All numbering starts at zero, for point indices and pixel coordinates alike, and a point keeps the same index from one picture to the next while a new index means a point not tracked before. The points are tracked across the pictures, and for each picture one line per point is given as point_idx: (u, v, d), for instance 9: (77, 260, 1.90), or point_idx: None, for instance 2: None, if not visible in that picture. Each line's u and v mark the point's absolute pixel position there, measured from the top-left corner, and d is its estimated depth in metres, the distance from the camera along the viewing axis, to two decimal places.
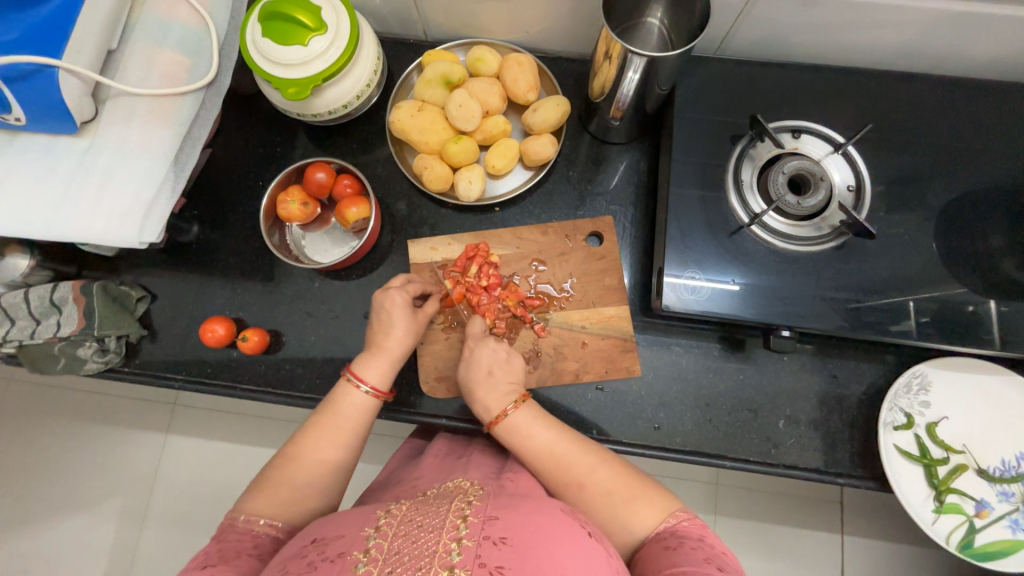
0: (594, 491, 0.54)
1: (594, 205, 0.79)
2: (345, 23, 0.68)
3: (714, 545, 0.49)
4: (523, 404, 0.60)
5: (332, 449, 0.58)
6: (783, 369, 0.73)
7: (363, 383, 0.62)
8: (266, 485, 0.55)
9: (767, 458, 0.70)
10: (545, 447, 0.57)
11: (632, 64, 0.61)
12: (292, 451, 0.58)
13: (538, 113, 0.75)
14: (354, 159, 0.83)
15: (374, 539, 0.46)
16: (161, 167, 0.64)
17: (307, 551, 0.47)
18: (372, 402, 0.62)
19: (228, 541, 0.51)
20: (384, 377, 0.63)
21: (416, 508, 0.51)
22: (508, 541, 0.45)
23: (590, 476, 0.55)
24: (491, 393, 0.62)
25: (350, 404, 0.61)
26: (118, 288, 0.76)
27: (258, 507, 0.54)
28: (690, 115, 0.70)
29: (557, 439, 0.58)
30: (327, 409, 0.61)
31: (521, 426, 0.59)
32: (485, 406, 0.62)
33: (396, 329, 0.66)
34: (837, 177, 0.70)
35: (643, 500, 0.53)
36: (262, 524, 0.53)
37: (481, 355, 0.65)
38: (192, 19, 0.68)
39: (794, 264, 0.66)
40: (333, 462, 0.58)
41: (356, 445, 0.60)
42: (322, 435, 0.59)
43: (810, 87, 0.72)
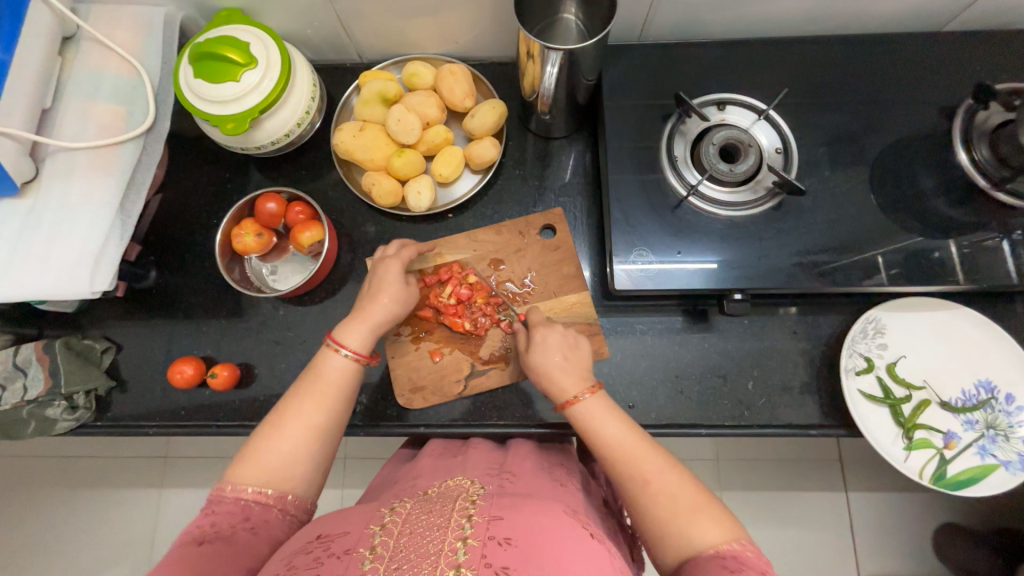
0: (661, 498, 0.50)
1: (545, 199, 0.82)
2: (275, 55, 0.70)
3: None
4: (598, 391, 0.59)
5: (318, 413, 0.57)
6: (746, 332, 0.75)
7: (343, 347, 0.61)
8: (255, 450, 0.54)
9: (742, 420, 0.72)
10: (618, 439, 0.55)
11: (551, 59, 0.63)
12: (277, 416, 0.56)
13: (475, 117, 0.77)
14: (305, 186, 0.84)
15: (379, 537, 0.47)
16: (106, 215, 0.64)
17: (311, 547, 0.48)
18: (352, 365, 0.61)
19: (219, 513, 0.51)
20: (365, 342, 0.63)
21: (419, 507, 0.51)
22: (513, 542, 0.45)
23: (657, 475, 0.52)
24: (566, 375, 0.60)
25: (331, 369, 0.60)
26: (82, 343, 0.76)
27: (244, 477, 0.53)
28: (619, 101, 0.73)
29: (631, 433, 0.55)
30: (309, 374, 0.60)
31: (596, 413, 0.57)
32: (559, 387, 0.61)
33: (382, 295, 0.66)
34: (765, 141, 0.72)
35: (708, 516, 0.48)
36: (250, 492, 0.52)
37: (552, 341, 0.63)
38: (123, 70, 0.69)
39: (737, 229, 0.69)
40: (319, 423, 0.57)
41: (341, 410, 0.59)
42: (305, 400, 0.57)
43: (731, 60, 0.75)
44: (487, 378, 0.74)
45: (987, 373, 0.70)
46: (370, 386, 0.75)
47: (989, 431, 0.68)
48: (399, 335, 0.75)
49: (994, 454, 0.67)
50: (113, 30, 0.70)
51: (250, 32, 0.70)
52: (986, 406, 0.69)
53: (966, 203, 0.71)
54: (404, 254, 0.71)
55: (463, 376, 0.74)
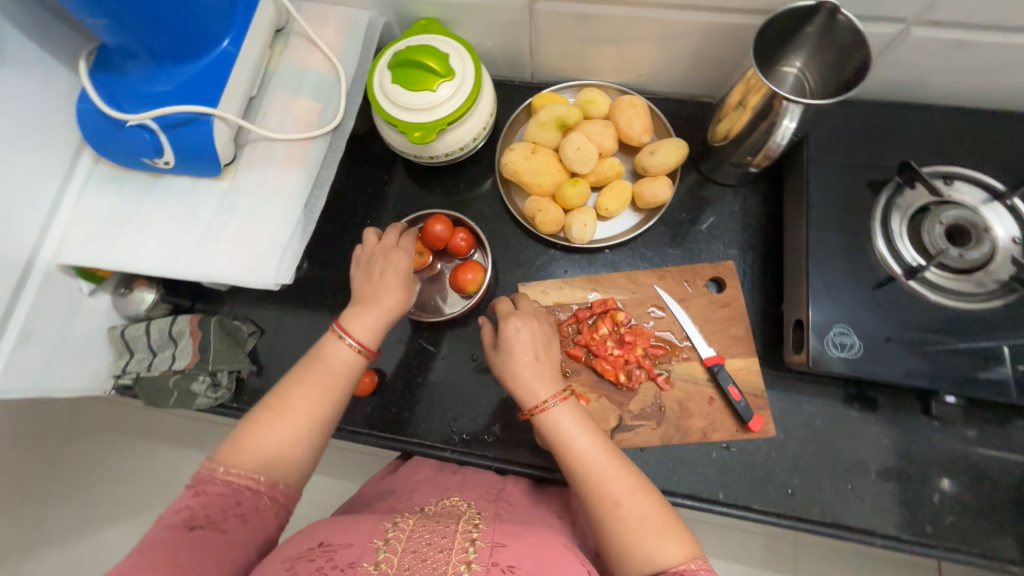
0: (630, 520, 0.49)
1: (711, 247, 0.76)
2: (470, 69, 0.70)
3: None
4: (569, 399, 0.54)
5: (318, 404, 0.54)
6: (935, 435, 0.65)
7: (347, 335, 0.57)
8: (250, 436, 0.52)
9: (921, 536, 0.63)
10: (589, 458, 0.51)
11: (792, 114, 0.59)
12: (276, 402, 0.53)
13: (656, 154, 0.73)
14: (458, 199, 0.83)
15: (383, 553, 0.45)
16: (294, 209, 0.64)
17: (314, 556, 0.45)
18: (355, 357, 0.57)
19: (208, 495, 0.49)
20: (371, 334, 0.58)
21: (422, 525, 0.50)
22: (517, 569, 0.45)
23: (627, 496, 0.50)
24: (539, 378, 0.54)
25: (335, 357, 0.56)
26: (232, 322, 0.77)
27: (235, 460, 0.51)
28: (826, 159, 0.66)
29: (600, 453, 0.52)
30: (313, 358, 0.56)
31: (564, 425, 0.53)
32: (529, 391, 0.54)
33: (390, 289, 0.59)
34: (998, 230, 0.61)
35: (676, 535, 0.48)
36: (239, 478, 0.50)
37: (525, 339, 0.56)
38: (324, 67, 0.70)
39: (957, 322, 0.60)
40: (314, 416, 0.53)
41: (337, 404, 0.55)
42: (305, 388, 0.54)
43: (958, 131, 0.67)
44: (634, 436, 0.67)
45: None
46: (504, 418, 0.72)
47: None
48: None
49: None
50: (321, 28, 0.71)
51: (448, 44, 0.70)
52: None
53: None
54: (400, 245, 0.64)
55: (608, 428, 0.68)
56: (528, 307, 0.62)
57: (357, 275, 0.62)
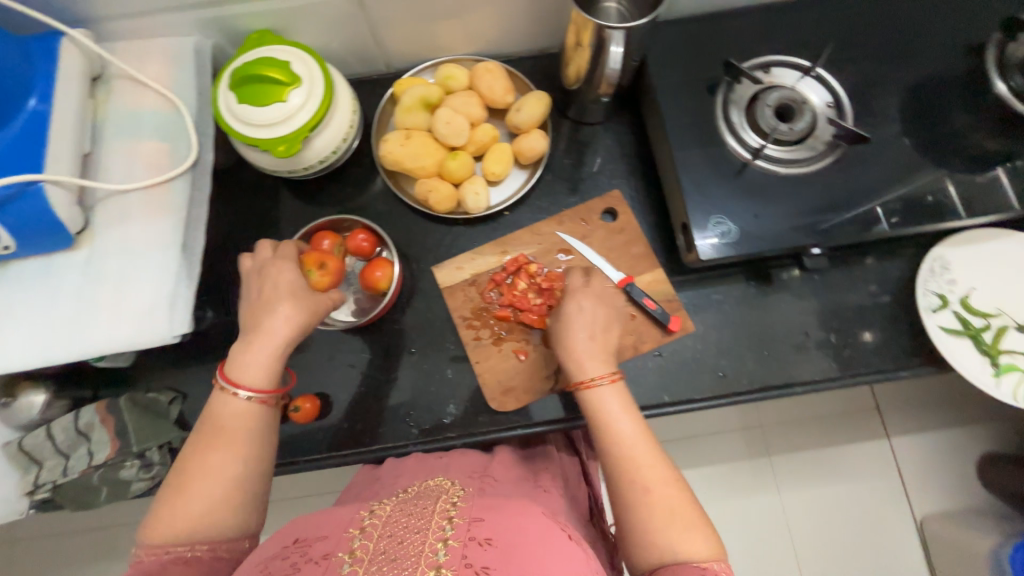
0: (659, 506, 0.51)
1: (597, 183, 0.81)
2: (317, 71, 0.69)
3: None
4: (618, 378, 0.58)
5: (229, 463, 0.51)
6: (818, 287, 0.75)
7: (240, 389, 0.54)
8: (189, 476, 0.50)
9: (830, 373, 0.72)
10: (624, 438, 0.54)
11: (614, 38, 0.64)
12: (197, 441, 0.52)
13: (521, 111, 0.76)
14: (350, 204, 0.82)
15: (359, 540, 0.45)
16: (172, 255, 0.60)
17: (287, 552, 0.46)
18: (255, 408, 0.54)
19: (143, 569, 0.47)
20: (266, 375, 0.55)
21: (400, 509, 0.49)
22: (494, 542, 0.43)
23: (656, 483, 0.52)
24: (592, 355, 0.59)
25: (229, 414, 0.53)
26: (146, 396, 0.71)
27: (160, 536, 0.49)
28: (666, 75, 0.73)
29: (639, 439, 0.54)
30: (204, 421, 0.54)
31: (605, 402, 0.56)
32: (579, 365, 0.59)
33: (281, 308, 0.57)
34: (815, 99, 0.72)
35: (698, 528, 0.50)
36: (169, 551, 0.48)
37: (584, 315, 0.61)
38: (160, 104, 0.67)
39: (803, 186, 0.69)
40: (243, 462, 0.52)
41: (261, 459, 0.54)
42: (207, 453, 0.51)
43: (765, 25, 0.75)
44: None
45: None
46: (458, 397, 0.73)
47: None
48: (479, 338, 0.73)
49: None
50: (143, 65, 0.67)
51: (286, 51, 0.68)
52: None
53: (1011, 133, 0.72)
54: (287, 253, 0.62)
55: (552, 371, 0.72)
56: (598, 288, 0.65)
57: (250, 287, 0.61)
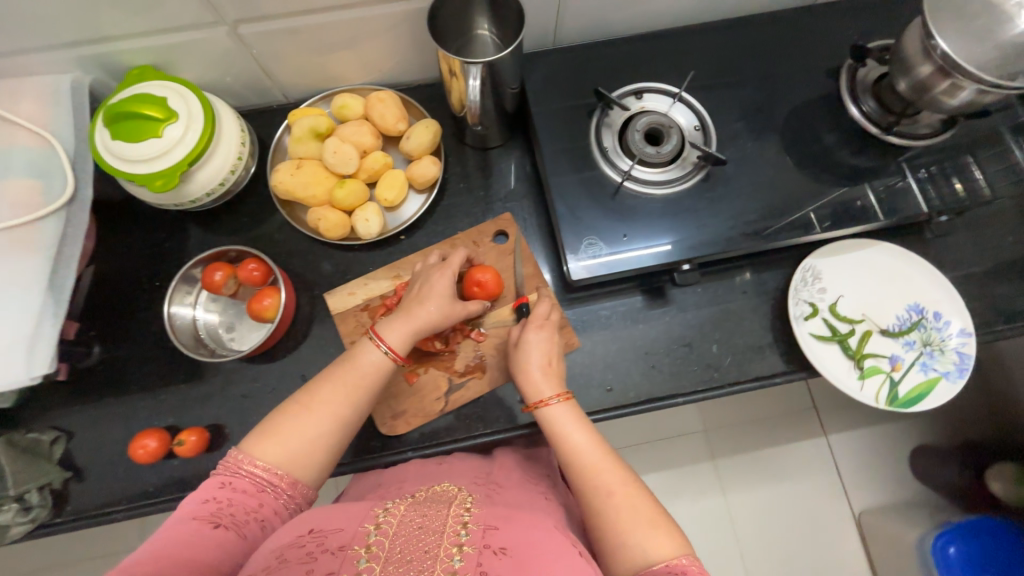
0: (619, 507, 0.53)
1: (491, 206, 0.84)
2: (196, 106, 0.69)
3: None
4: (567, 398, 0.62)
5: (345, 404, 0.57)
6: (702, 299, 0.79)
7: (382, 343, 0.61)
8: (271, 431, 0.55)
9: (712, 382, 0.75)
10: (581, 448, 0.58)
11: (472, 73, 0.66)
12: (305, 398, 0.57)
13: (411, 138, 0.79)
14: (248, 233, 0.82)
15: (375, 536, 0.46)
16: (35, 295, 0.60)
17: (304, 541, 0.46)
18: (388, 363, 0.60)
19: (234, 484, 0.51)
20: (403, 340, 0.62)
21: (412, 510, 0.51)
22: (507, 551, 0.46)
23: (621, 488, 0.55)
24: (545, 378, 0.64)
25: (367, 362, 0.60)
26: (26, 437, 0.70)
27: (263, 452, 0.53)
28: (544, 103, 0.76)
29: (593, 448, 0.58)
30: (344, 360, 0.60)
31: (561, 421, 0.61)
32: (534, 387, 0.64)
33: (431, 303, 0.64)
34: (684, 122, 0.76)
35: (663, 529, 0.52)
36: (262, 469, 0.52)
37: (539, 343, 0.66)
38: (35, 142, 0.67)
39: (672, 205, 0.72)
40: (360, 396, 0.58)
41: (367, 402, 0.59)
42: (337, 386, 0.58)
43: (639, 55, 0.80)
44: (466, 390, 0.73)
45: (913, 296, 0.77)
46: None
47: (926, 348, 0.75)
48: None
49: (934, 368, 0.74)
50: (16, 103, 0.67)
51: (166, 87, 0.69)
52: (919, 326, 0.76)
53: (868, 150, 0.77)
54: (453, 264, 0.69)
55: (442, 393, 0.73)
56: (546, 317, 0.69)
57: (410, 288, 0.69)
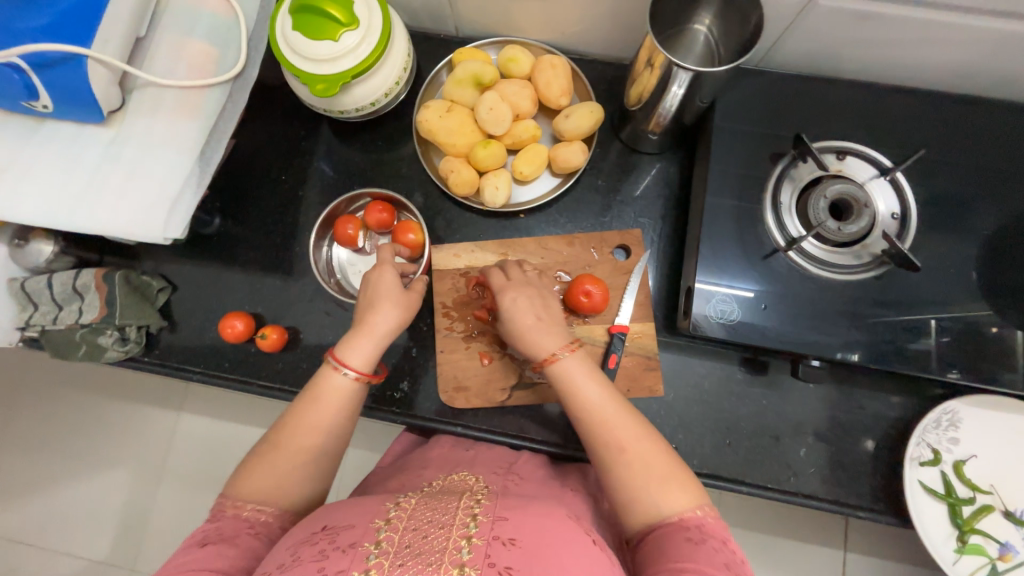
0: (633, 464, 0.49)
1: (621, 214, 0.77)
2: (377, 19, 0.66)
3: (732, 549, 0.45)
4: (578, 349, 0.56)
5: (320, 434, 0.54)
6: (808, 397, 0.71)
7: (346, 368, 0.56)
8: (252, 469, 0.52)
9: (785, 486, 0.69)
10: (594, 403, 0.53)
11: (677, 78, 0.59)
12: (275, 437, 0.53)
13: (570, 119, 0.72)
14: (377, 157, 0.81)
15: (384, 532, 0.44)
16: (185, 160, 0.62)
17: (317, 538, 0.44)
18: (356, 386, 0.56)
19: (220, 524, 0.49)
20: (367, 360, 0.57)
21: (424, 502, 0.48)
22: (518, 543, 0.42)
23: (632, 442, 0.50)
24: (544, 333, 0.57)
25: (330, 389, 0.56)
26: (140, 278, 0.76)
27: (246, 493, 0.51)
28: (730, 128, 0.67)
29: (607, 398, 0.53)
30: (307, 393, 0.56)
31: (574, 375, 0.54)
32: (537, 346, 0.58)
33: (383, 309, 0.59)
34: (882, 205, 0.65)
35: (678, 484, 0.48)
36: (251, 509, 0.50)
37: (523, 303, 0.60)
38: (221, 9, 0.66)
39: (829, 292, 0.63)
40: (331, 426, 0.54)
41: (345, 426, 0.56)
42: (304, 422, 0.54)
43: (858, 107, 0.68)
44: (532, 392, 0.72)
45: None
46: (411, 374, 0.74)
47: None
48: (450, 330, 0.73)
49: None
50: None
51: None
52: None
53: None
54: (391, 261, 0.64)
55: (508, 385, 0.72)
56: (520, 276, 0.65)
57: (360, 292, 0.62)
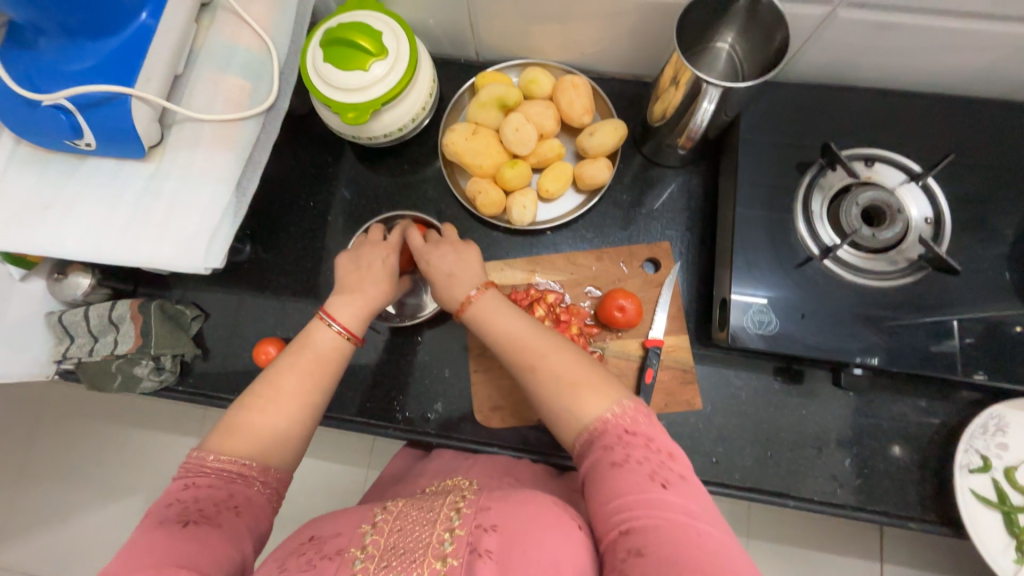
0: (545, 381, 0.51)
1: (648, 228, 0.77)
2: (405, 48, 0.68)
3: (659, 448, 0.45)
4: (488, 290, 0.58)
5: (310, 386, 0.55)
6: (849, 405, 0.69)
7: (334, 321, 0.59)
8: (234, 424, 0.51)
9: (832, 498, 0.67)
10: (511, 334, 0.54)
11: (708, 94, 0.60)
12: (267, 390, 0.53)
13: (594, 136, 0.73)
14: (403, 180, 0.83)
15: (370, 536, 0.44)
16: (224, 191, 0.63)
17: (304, 550, 0.45)
18: (341, 342, 0.58)
19: (199, 486, 0.47)
20: (357, 319, 0.61)
21: (411, 502, 0.48)
22: (500, 530, 0.42)
23: (543, 361, 0.52)
24: (458, 282, 0.59)
25: (322, 341, 0.57)
26: (174, 307, 0.77)
27: (225, 449, 0.49)
28: (755, 140, 0.68)
29: (522, 326, 0.55)
30: (296, 346, 0.57)
31: (489, 311, 0.56)
32: (452, 294, 0.60)
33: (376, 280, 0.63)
34: (914, 210, 0.65)
35: (590, 390, 0.49)
36: (232, 465, 0.49)
37: (445, 261, 0.61)
38: (254, 44, 0.68)
39: (867, 299, 0.63)
40: (321, 380, 0.56)
41: (332, 385, 0.57)
42: (293, 372, 0.55)
43: (881, 114, 0.68)
44: None
45: None
46: (446, 396, 0.74)
47: None
48: (484, 349, 0.74)
49: None
50: None
51: (383, 21, 0.68)
52: None
53: None
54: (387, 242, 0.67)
55: None
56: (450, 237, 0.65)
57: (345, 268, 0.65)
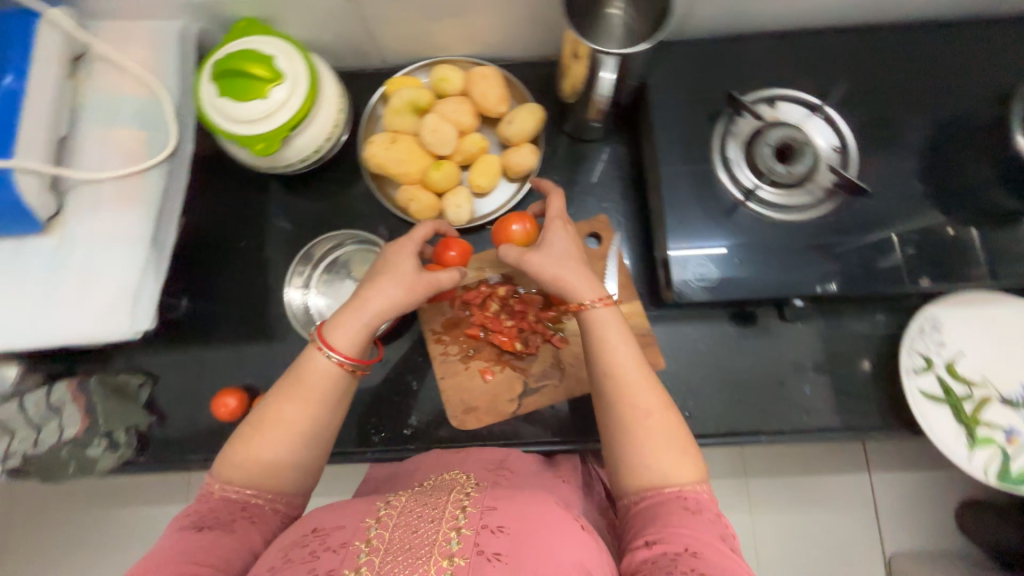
0: (648, 428, 0.48)
1: (585, 204, 0.78)
2: (301, 67, 0.66)
3: (724, 524, 0.45)
4: (611, 303, 0.55)
5: (303, 416, 0.51)
6: (800, 335, 0.73)
7: (332, 351, 0.53)
8: (233, 454, 0.50)
9: (801, 425, 0.71)
10: (622, 369, 0.51)
11: (605, 63, 0.60)
12: (262, 419, 0.50)
13: (513, 123, 0.73)
14: (333, 202, 0.81)
15: (375, 529, 0.43)
16: (139, 250, 0.61)
17: (309, 541, 0.44)
18: (340, 372, 0.53)
19: (210, 507, 0.47)
20: (352, 342, 0.54)
21: (415, 498, 0.47)
22: (507, 530, 0.42)
23: (653, 406, 0.49)
24: (586, 280, 0.55)
25: (315, 371, 0.52)
26: (117, 378, 0.74)
27: (229, 477, 0.49)
28: (665, 100, 0.69)
29: (637, 367, 0.51)
30: (291, 373, 0.53)
31: (603, 330, 0.53)
32: (572, 288, 0.55)
33: (387, 283, 0.56)
34: (821, 141, 0.69)
35: (685, 453, 0.48)
36: (237, 492, 0.48)
37: (558, 243, 0.58)
38: (140, 91, 0.65)
39: (797, 233, 0.65)
40: (315, 411, 0.51)
41: (332, 411, 0.53)
42: (286, 403, 0.51)
43: (776, 56, 0.71)
44: (541, 397, 0.72)
45: None
46: (420, 409, 0.74)
47: None
48: (446, 354, 0.74)
49: None
50: (126, 47, 0.65)
51: (273, 43, 0.66)
52: None
53: None
54: (416, 236, 0.62)
55: (516, 395, 0.72)
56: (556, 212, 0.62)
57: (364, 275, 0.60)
